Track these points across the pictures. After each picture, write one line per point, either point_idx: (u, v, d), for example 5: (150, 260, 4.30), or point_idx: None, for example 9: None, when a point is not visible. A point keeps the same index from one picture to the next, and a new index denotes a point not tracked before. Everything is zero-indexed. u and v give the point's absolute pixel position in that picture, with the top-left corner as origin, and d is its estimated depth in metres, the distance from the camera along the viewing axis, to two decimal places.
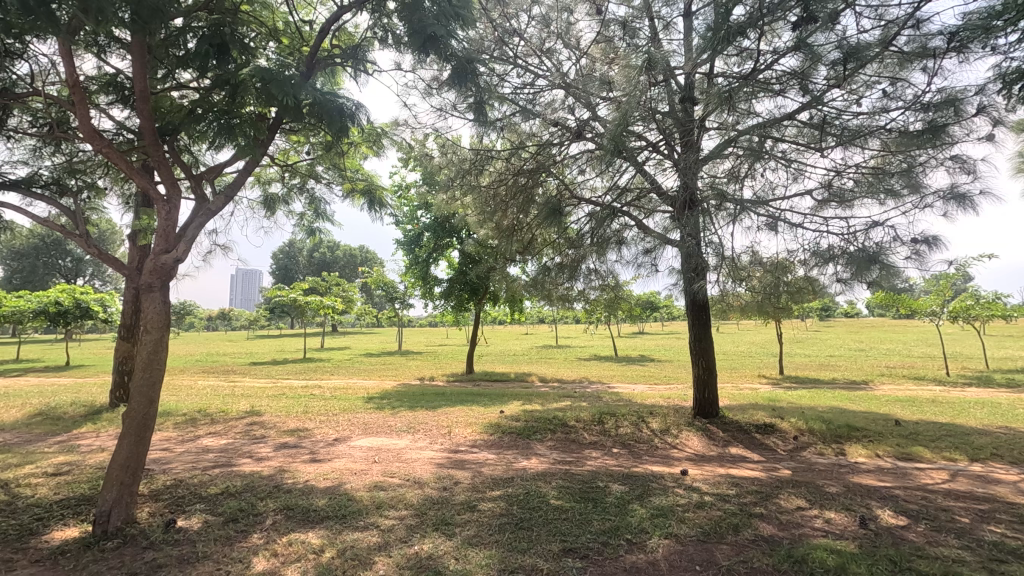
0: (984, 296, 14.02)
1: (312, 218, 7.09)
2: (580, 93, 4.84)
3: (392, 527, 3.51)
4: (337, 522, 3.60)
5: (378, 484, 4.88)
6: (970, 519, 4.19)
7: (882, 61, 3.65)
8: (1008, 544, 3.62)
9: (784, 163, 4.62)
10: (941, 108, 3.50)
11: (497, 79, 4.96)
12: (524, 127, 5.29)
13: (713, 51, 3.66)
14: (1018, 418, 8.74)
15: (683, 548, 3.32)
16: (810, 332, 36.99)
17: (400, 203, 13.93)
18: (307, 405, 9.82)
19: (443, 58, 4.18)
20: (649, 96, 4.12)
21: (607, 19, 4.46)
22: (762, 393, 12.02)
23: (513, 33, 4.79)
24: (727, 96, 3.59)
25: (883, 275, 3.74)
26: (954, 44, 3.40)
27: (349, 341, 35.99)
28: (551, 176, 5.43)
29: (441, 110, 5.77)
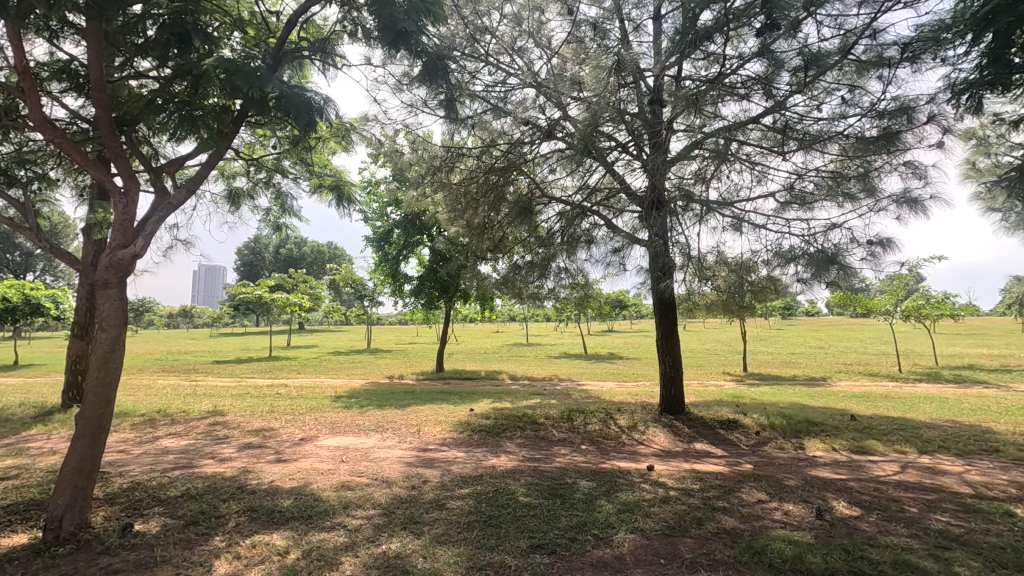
0: (935, 296, 14.75)
1: (278, 214, 7.00)
2: (551, 92, 4.91)
3: (359, 527, 3.52)
4: (303, 523, 3.59)
5: (346, 484, 4.86)
6: (918, 508, 4.43)
7: (841, 69, 3.83)
8: (953, 532, 3.85)
9: (748, 166, 4.81)
10: (895, 115, 3.73)
11: (469, 76, 5.00)
12: (495, 125, 5.28)
13: (681, 55, 3.79)
14: (963, 412, 9.26)
15: (648, 543, 3.42)
16: (773, 330, 38.01)
17: (370, 200, 13.85)
18: (272, 404, 9.65)
19: (414, 54, 4.19)
20: (618, 97, 4.23)
21: (578, 20, 4.55)
22: (726, 390, 12.40)
23: (485, 31, 4.84)
24: (694, 99, 3.72)
25: (842, 276, 3.94)
26: (908, 54, 3.63)
27: (316, 339, 35.29)
28: (522, 175, 5.50)
29: (411, 106, 5.78)
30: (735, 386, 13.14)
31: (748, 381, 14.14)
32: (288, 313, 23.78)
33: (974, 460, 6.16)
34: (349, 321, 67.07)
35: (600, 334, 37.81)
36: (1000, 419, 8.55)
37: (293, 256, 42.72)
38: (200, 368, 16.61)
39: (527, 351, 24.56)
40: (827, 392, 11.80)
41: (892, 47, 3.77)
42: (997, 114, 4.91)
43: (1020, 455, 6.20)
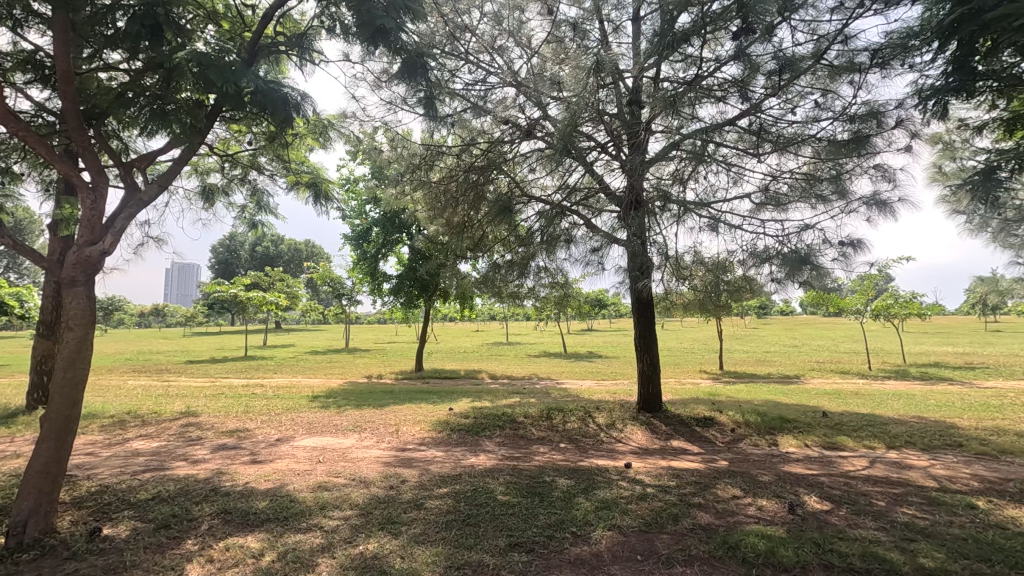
0: (903, 296, 15.19)
1: (254, 211, 6.90)
2: (531, 91, 4.95)
3: (337, 528, 3.51)
4: (279, 524, 3.57)
5: (323, 484, 4.84)
6: (885, 502, 4.58)
7: (814, 74, 3.96)
8: (918, 524, 3.99)
9: (724, 167, 4.92)
10: (865, 119, 3.86)
11: (449, 74, 5.00)
12: (475, 124, 5.30)
13: (659, 56, 3.86)
14: (929, 408, 9.58)
15: (625, 539, 3.48)
16: (748, 329, 38.64)
17: (348, 197, 13.75)
18: (248, 404, 9.52)
19: (393, 51, 4.17)
20: (598, 97, 4.28)
21: (558, 20, 4.59)
22: (702, 387, 12.61)
23: (464, 29, 4.86)
24: (671, 100, 3.79)
25: (815, 276, 4.08)
26: (877, 61, 3.76)
27: (293, 339, 34.76)
28: (503, 173, 5.51)
29: (390, 103, 5.76)
30: (711, 384, 13.35)
31: (723, 380, 14.38)
32: (264, 312, 23.42)
33: (938, 454, 6.38)
34: (326, 320, 66.30)
35: (580, 332, 38.00)
36: (963, 415, 8.86)
37: (269, 253, 42.15)
38: (173, 368, 16.27)
39: (507, 350, 24.58)
40: (799, 389, 12.06)
41: (862, 53, 3.89)
42: (962, 120, 5.10)
43: (982, 449, 6.45)
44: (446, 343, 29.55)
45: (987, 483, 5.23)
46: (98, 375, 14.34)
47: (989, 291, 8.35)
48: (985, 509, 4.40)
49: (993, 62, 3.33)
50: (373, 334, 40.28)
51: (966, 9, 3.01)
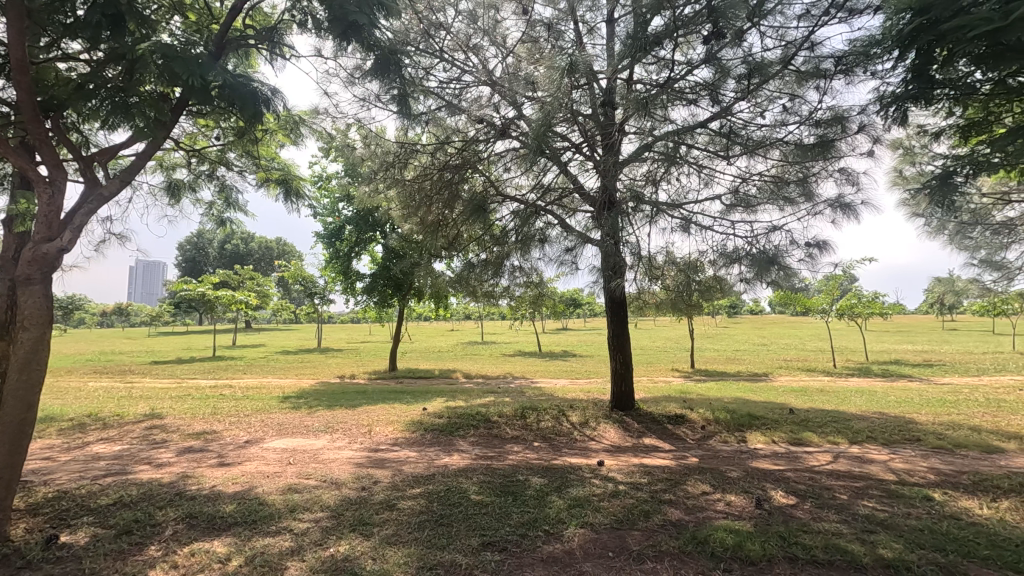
0: (866, 296, 15.70)
1: (222, 208, 6.73)
2: (506, 91, 4.96)
3: (307, 530, 3.46)
4: (247, 528, 3.50)
5: (293, 486, 4.76)
6: (847, 496, 4.72)
7: (782, 78, 4.12)
8: (878, 516, 4.13)
9: (696, 169, 5.01)
10: (830, 124, 4.01)
11: (423, 72, 4.97)
12: (450, 122, 5.32)
13: (632, 59, 3.92)
14: (889, 404, 9.92)
15: (597, 536, 3.52)
16: (719, 328, 39.34)
17: (320, 195, 13.56)
18: (215, 405, 9.29)
19: (366, 47, 4.12)
20: (572, 98, 4.31)
21: (534, 20, 4.60)
22: (674, 386, 12.80)
23: (439, 27, 4.84)
24: (644, 102, 3.86)
25: (783, 276, 4.19)
26: (840, 68, 3.99)
27: (263, 339, 34.05)
28: (477, 172, 5.52)
29: (363, 101, 5.70)
30: (683, 382, 13.57)
31: (694, 378, 14.63)
32: (233, 312, 22.91)
33: (897, 449, 6.61)
34: (298, 320, 65.23)
35: (555, 332, 38.19)
36: (921, 410, 9.19)
37: (238, 251, 41.28)
38: (136, 369, 15.77)
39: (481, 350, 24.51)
40: (767, 387, 12.34)
41: (827, 60, 4.02)
42: (921, 127, 5.30)
43: (938, 443, 6.70)
44: (420, 343, 29.32)
45: (943, 475, 5.43)
46: (55, 376, 13.78)
47: (946, 291, 8.68)
48: (941, 500, 4.57)
49: (949, 71, 3.48)
50: (346, 334, 39.80)
51: (923, 19, 3.15)
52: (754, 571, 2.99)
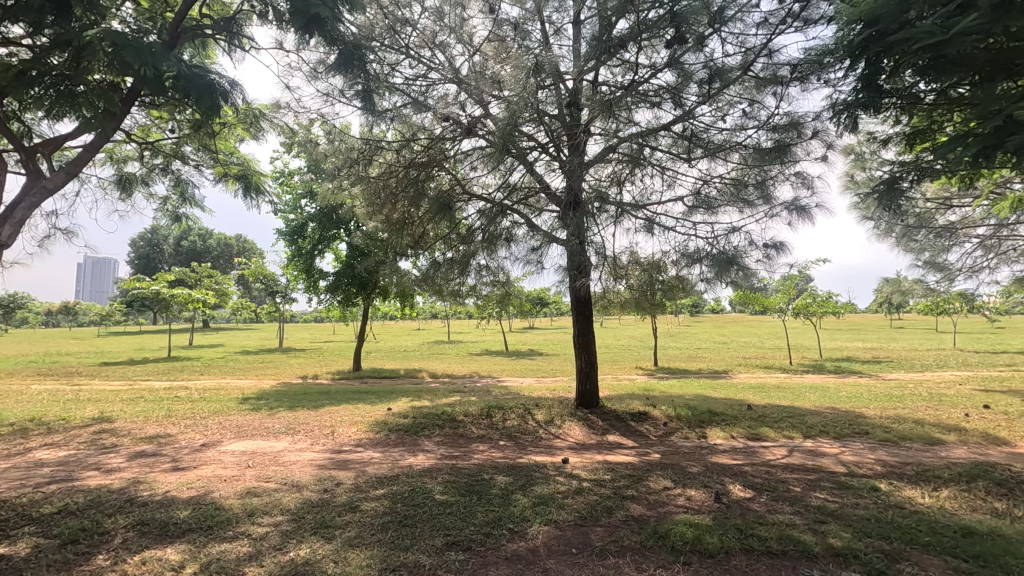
0: (820, 296, 16.30)
1: (178, 203, 6.48)
2: (473, 89, 4.94)
3: (265, 535, 3.37)
4: (202, 533, 3.39)
5: (252, 490, 4.63)
6: (801, 488, 4.90)
7: (742, 84, 4.28)
8: (829, 507, 4.29)
9: (659, 170, 5.12)
10: (786, 129, 4.18)
11: (388, 68, 4.91)
12: (416, 120, 5.24)
13: (597, 60, 3.99)
14: (841, 399, 10.34)
15: (561, 533, 3.55)
16: (681, 327, 40.20)
17: (282, 191, 13.24)
18: (170, 408, 8.96)
19: (328, 40, 4.02)
20: (538, 97, 4.36)
21: (500, 19, 4.60)
22: (638, 383, 13.04)
23: (404, 23, 4.79)
24: (609, 104, 3.94)
25: (742, 276, 4.33)
26: (797, 75, 4.13)
27: (222, 339, 32.97)
28: (444, 170, 5.51)
29: (327, 95, 5.60)
30: (646, 380, 13.80)
31: (657, 375, 14.90)
32: (189, 311, 22.11)
33: (847, 442, 6.90)
34: (259, 319, 63.55)
35: (522, 331, 38.27)
36: (869, 405, 9.60)
37: (196, 249, 39.93)
38: (83, 371, 15.01)
39: (447, 349, 24.41)
40: (727, 384, 12.68)
41: (784, 67, 4.17)
42: (871, 133, 5.55)
43: (885, 436, 7.01)
44: (385, 342, 28.93)
45: (889, 467, 5.69)
46: None
47: (893, 291, 9.10)
48: (887, 491, 4.79)
49: (897, 81, 3.65)
50: (309, 333, 38.92)
51: (872, 31, 3.27)
52: (712, 563, 3.06)
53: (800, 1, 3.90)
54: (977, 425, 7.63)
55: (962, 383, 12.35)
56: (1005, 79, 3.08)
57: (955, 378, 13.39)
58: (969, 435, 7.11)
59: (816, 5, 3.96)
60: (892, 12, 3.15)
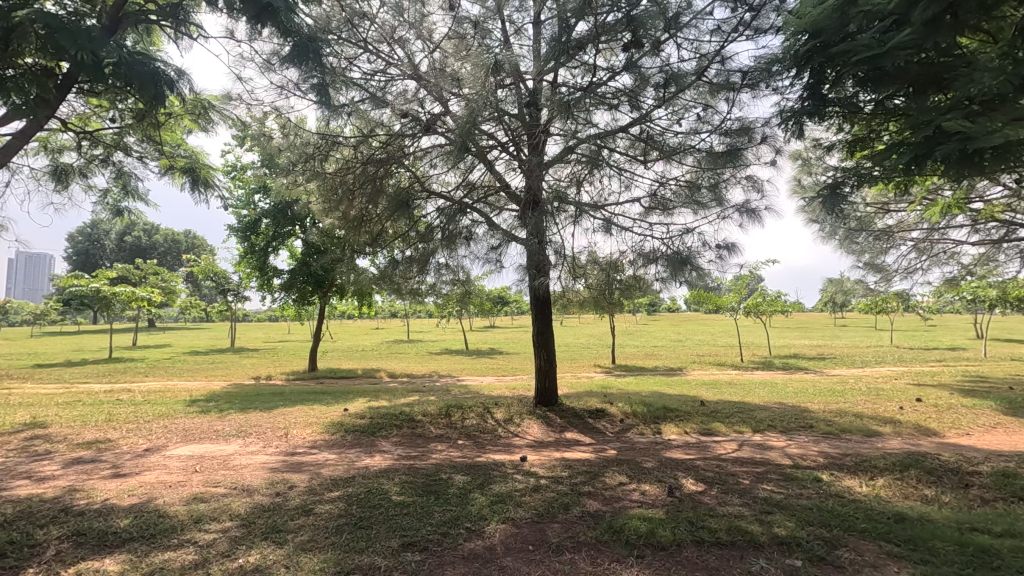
0: (770, 295, 16.91)
1: (120, 196, 6.09)
2: (432, 86, 4.87)
3: (213, 542, 3.24)
4: (144, 542, 3.23)
5: (198, 495, 4.45)
6: (749, 480, 5.07)
7: (696, 89, 4.43)
8: (774, 498, 4.47)
9: (617, 171, 5.23)
10: (737, 134, 4.34)
11: (346, 62, 4.77)
12: (374, 115, 5.13)
13: (557, 61, 4.04)
14: (788, 394, 10.78)
15: (517, 531, 3.56)
16: (638, 325, 40.94)
17: (234, 185, 12.78)
18: (110, 411, 8.49)
19: (282, 32, 3.84)
20: (498, 96, 4.37)
21: (461, 16, 4.57)
22: (595, 381, 13.23)
23: (363, 17, 4.66)
24: (567, 104, 3.99)
25: (696, 275, 4.48)
26: (748, 81, 4.30)
27: (168, 338, 31.52)
28: (403, 168, 5.42)
29: (281, 88, 5.42)
30: (604, 377, 14.02)
31: (616, 373, 15.14)
32: (133, 309, 21.04)
33: (793, 435, 7.19)
34: (209, 317, 61.16)
35: (483, 329, 38.17)
36: (814, 400, 10.03)
37: (140, 244, 38.08)
38: (13, 373, 14.05)
39: (407, 347, 24.16)
40: (681, 381, 13.02)
41: (735, 74, 4.33)
42: (816, 140, 5.79)
43: (827, 429, 7.34)
44: (343, 342, 28.33)
45: (830, 458, 5.96)
46: None
47: (836, 291, 9.52)
48: (828, 481, 5.03)
49: (840, 91, 3.69)
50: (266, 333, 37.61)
51: (815, 43, 3.41)
52: (665, 555, 3.12)
53: (751, 11, 4.04)
54: (910, 417, 8.09)
55: (897, 378, 13.06)
56: (935, 92, 3.21)
57: (891, 374, 14.15)
58: (903, 427, 7.53)
59: (765, 15, 4.10)
60: (834, 24, 3.30)
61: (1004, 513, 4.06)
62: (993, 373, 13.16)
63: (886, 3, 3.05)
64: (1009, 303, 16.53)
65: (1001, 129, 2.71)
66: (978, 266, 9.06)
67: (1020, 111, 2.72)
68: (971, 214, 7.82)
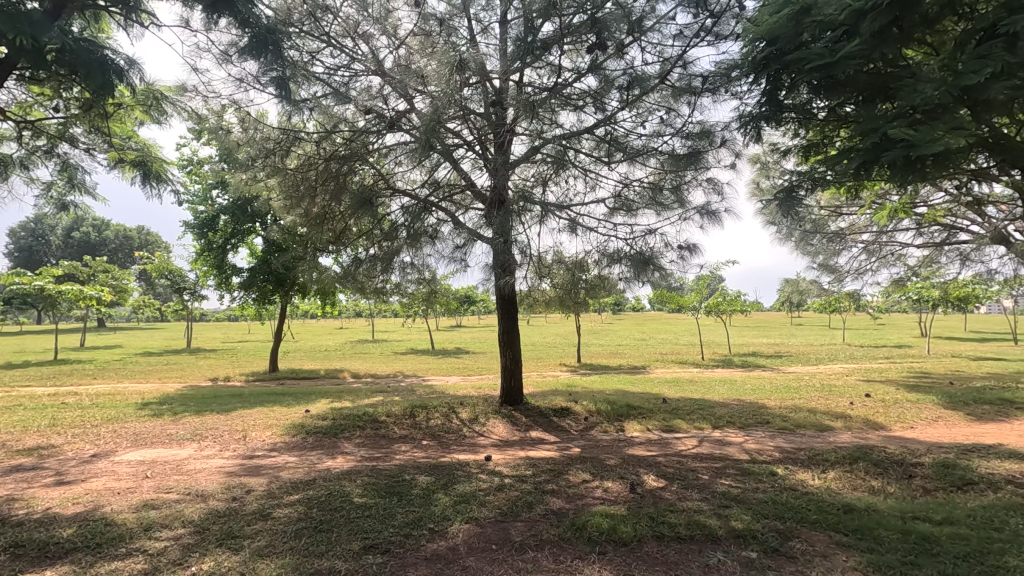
0: (730, 294, 17.35)
1: (65, 189, 5.57)
2: (397, 83, 4.73)
3: (163, 550, 3.07)
4: (89, 553, 3.04)
5: (149, 502, 4.22)
6: (709, 475, 5.15)
7: (660, 92, 4.46)
8: (732, 492, 4.54)
9: (583, 172, 5.22)
10: (699, 137, 4.38)
11: (308, 56, 4.57)
12: (337, 111, 4.94)
13: (522, 61, 3.99)
14: (748, 391, 11.06)
15: (481, 530, 3.50)
16: (604, 325, 41.51)
17: (190, 180, 12.31)
18: (55, 415, 8.03)
19: (239, 22, 3.62)
20: (463, 95, 4.29)
21: (426, 13, 4.47)
22: (561, 379, 13.30)
23: (326, 10, 4.49)
24: (532, 104, 3.94)
25: (659, 276, 4.50)
26: (708, 85, 4.36)
27: (120, 339, 30.07)
28: (367, 165, 5.26)
29: (241, 81, 5.20)
30: (570, 376, 14.08)
31: (582, 371, 15.28)
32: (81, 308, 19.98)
33: (751, 431, 7.36)
34: (164, 317, 58.82)
35: (451, 329, 37.86)
36: (770, 396, 10.31)
37: (89, 240, 36.30)
38: None
39: (372, 347, 23.81)
40: (645, 379, 13.21)
41: (697, 78, 4.37)
42: (774, 144, 5.93)
43: (783, 425, 7.54)
44: (306, 342, 27.67)
45: (785, 453, 6.11)
46: None
47: (792, 291, 9.80)
48: (783, 474, 5.15)
49: (794, 95, 3.74)
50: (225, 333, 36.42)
51: (772, 50, 3.45)
52: (626, 551, 3.11)
53: (712, 17, 4.07)
54: (860, 412, 8.40)
55: (849, 374, 13.57)
56: (882, 101, 3.27)
57: (842, 370, 14.71)
58: (853, 421, 7.82)
59: (726, 22, 4.16)
60: (788, 33, 3.37)
61: (945, 502, 4.23)
62: (936, 369, 13.83)
63: (837, 14, 3.13)
64: (949, 302, 17.47)
65: (942, 136, 2.78)
66: (922, 269, 9.50)
67: (959, 121, 2.79)
68: (916, 217, 8.18)
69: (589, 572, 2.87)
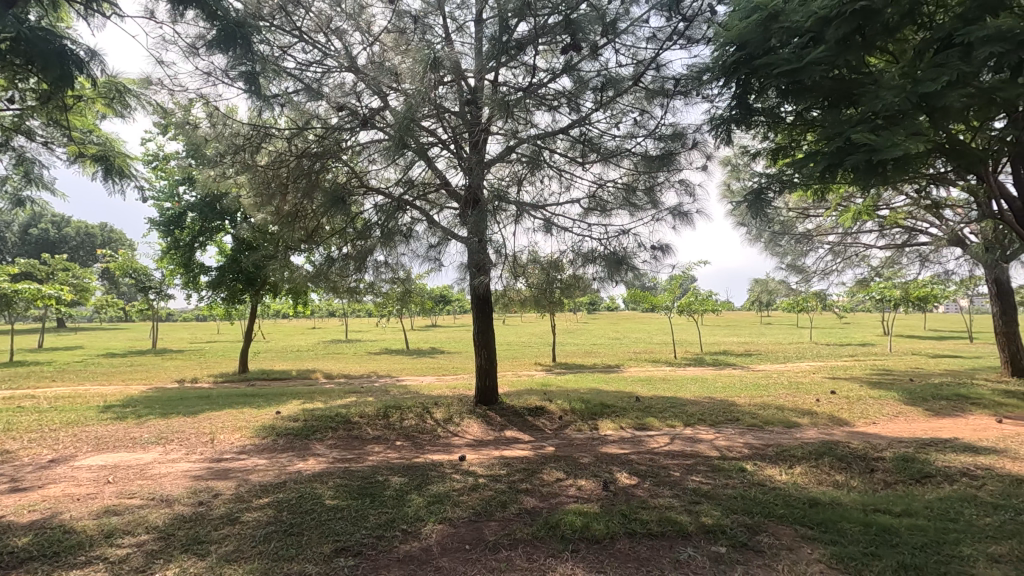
0: (702, 294, 17.67)
1: (21, 185, 5.31)
2: (370, 80, 4.66)
3: (125, 557, 2.97)
4: (45, 562, 2.92)
5: (110, 508, 4.08)
6: (680, 472, 5.22)
7: (634, 94, 4.49)
8: (702, 488, 4.62)
9: (558, 172, 5.23)
10: (671, 139, 4.42)
11: (279, 51, 4.47)
12: (310, 108, 4.84)
13: (497, 61, 3.97)
14: (719, 389, 11.27)
15: (454, 531, 3.48)
16: (578, 325, 41.83)
17: (156, 176, 11.96)
18: (9, 420, 7.69)
19: (206, 14, 3.50)
20: (437, 93, 4.25)
21: (400, 10, 4.41)
22: (536, 378, 13.35)
23: (297, 4, 4.40)
24: (507, 104, 3.92)
25: (633, 276, 4.54)
26: (680, 88, 4.41)
27: (80, 339, 28.97)
28: (340, 162, 5.16)
29: (209, 75, 5.06)
30: (544, 375, 14.13)
31: (557, 371, 15.36)
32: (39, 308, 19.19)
33: (722, 428, 7.50)
34: (127, 317, 56.95)
35: (425, 329, 37.61)
36: (740, 394, 10.53)
37: (48, 237, 34.91)
38: None
39: (346, 347, 23.49)
40: (619, 378, 13.35)
41: (669, 80, 4.42)
42: (744, 147, 6.05)
43: (752, 422, 7.71)
44: (277, 342, 27.15)
45: (753, 449, 6.25)
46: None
47: (761, 291, 10.02)
48: (752, 470, 5.25)
49: (763, 100, 3.80)
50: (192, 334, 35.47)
51: (741, 54, 3.51)
52: (599, 549, 3.13)
53: (685, 21, 4.12)
54: (825, 409, 8.64)
55: (815, 372, 13.97)
56: (847, 107, 3.34)
57: (808, 368, 15.13)
58: (819, 418, 8.03)
59: (697, 26, 4.21)
60: (757, 38, 3.43)
61: (904, 494, 4.38)
62: (896, 367, 14.35)
63: (804, 20, 3.21)
64: (909, 302, 18.21)
65: (903, 141, 2.84)
66: (884, 269, 9.83)
67: (919, 126, 2.86)
68: (879, 220, 8.45)
69: (561, 570, 2.88)
